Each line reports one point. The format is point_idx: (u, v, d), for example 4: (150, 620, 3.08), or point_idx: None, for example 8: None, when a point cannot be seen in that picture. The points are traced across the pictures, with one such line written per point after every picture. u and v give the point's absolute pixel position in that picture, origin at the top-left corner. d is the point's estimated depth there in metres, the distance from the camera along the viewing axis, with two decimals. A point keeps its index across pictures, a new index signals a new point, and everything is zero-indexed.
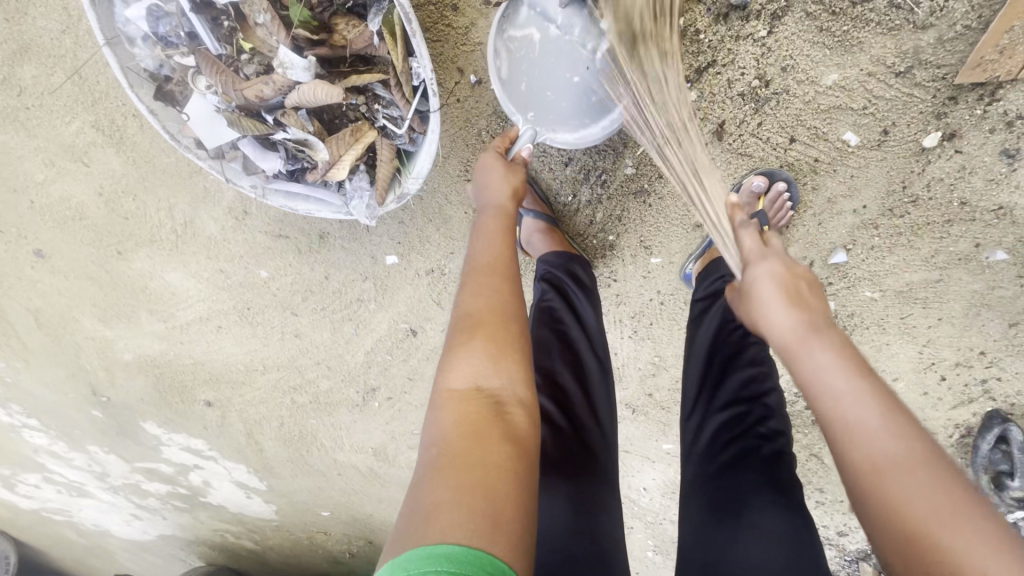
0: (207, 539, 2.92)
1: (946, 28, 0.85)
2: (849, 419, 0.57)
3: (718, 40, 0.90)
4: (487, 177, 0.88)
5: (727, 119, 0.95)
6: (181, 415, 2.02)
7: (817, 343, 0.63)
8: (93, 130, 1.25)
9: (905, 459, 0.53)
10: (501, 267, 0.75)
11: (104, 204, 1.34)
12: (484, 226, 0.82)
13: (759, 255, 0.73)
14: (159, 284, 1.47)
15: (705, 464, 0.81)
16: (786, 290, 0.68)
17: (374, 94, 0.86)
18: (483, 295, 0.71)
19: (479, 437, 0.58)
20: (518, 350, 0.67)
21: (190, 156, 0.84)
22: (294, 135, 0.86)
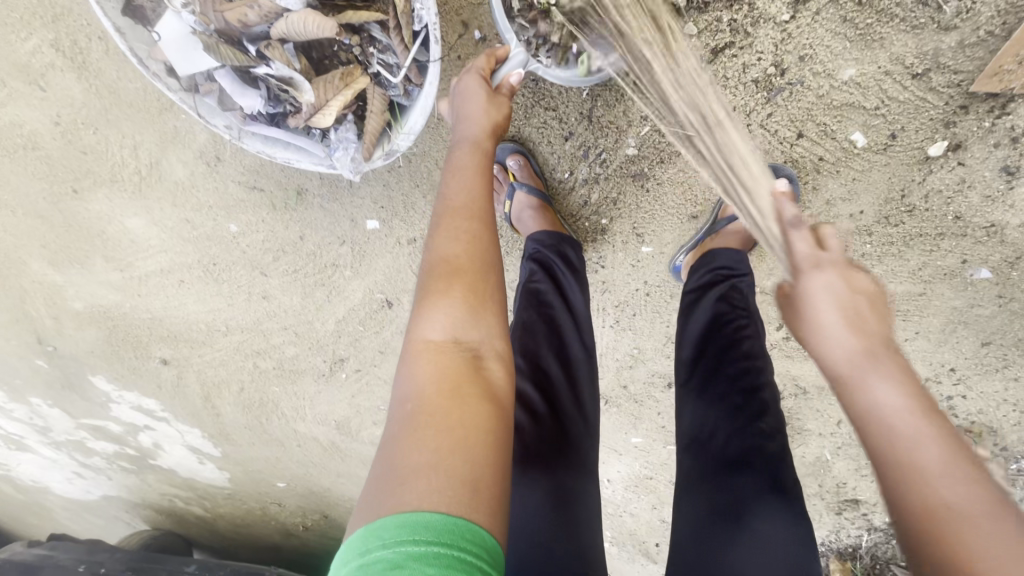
0: (153, 502, 2.82)
1: (969, 32, 0.80)
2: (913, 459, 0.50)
3: (739, 21, 0.84)
4: (467, 106, 0.79)
5: (737, 107, 0.92)
6: (133, 370, 1.96)
7: (881, 366, 0.55)
8: (52, 50, 1.11)
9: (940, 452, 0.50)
10: (480, 207, 0.68)
11: (60, 135, 1.22)
12: (460, 162, 0.74)
13: (798, 229, 0.66)
14: (118, 229, 1.41)
15: (705, 463, 0.79)
16: (844, 289, 0.61)
17: (370, 35, 0.79)
18: (458, 237, 0.65)
19: (458, 394, 0.54)
20: (496, 302, 0.63)
21: (159, 86, 0.76)
22: (278, 72, 0.79)
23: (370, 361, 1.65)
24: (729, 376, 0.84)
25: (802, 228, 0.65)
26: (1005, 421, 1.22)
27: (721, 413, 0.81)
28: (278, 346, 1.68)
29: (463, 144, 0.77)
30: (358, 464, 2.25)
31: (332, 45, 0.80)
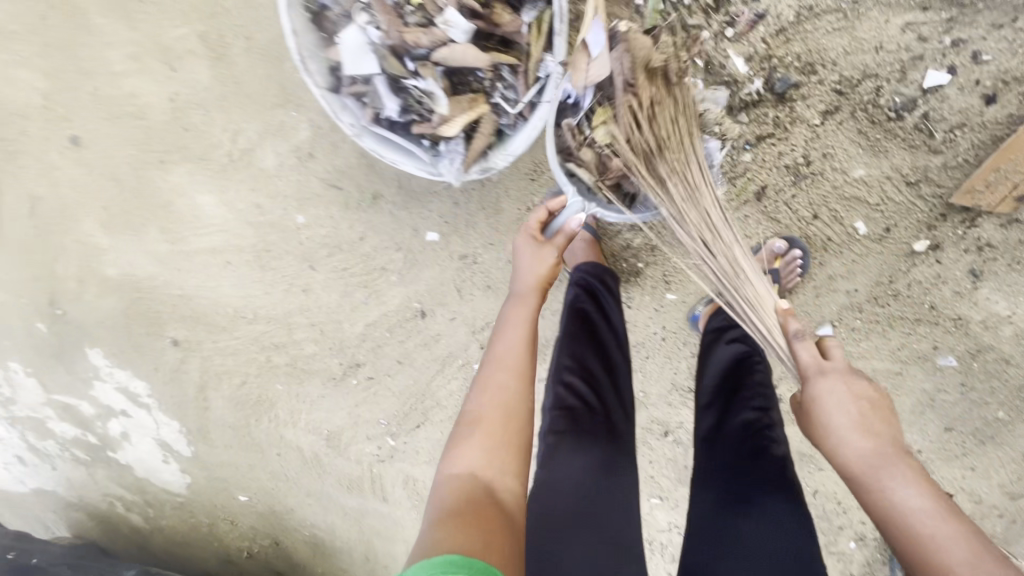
0: (93, 500, 2.64)
1: (951, 157, 1.00)
2: (925, 546, 0.70)
3: (780, 118, 1.02)
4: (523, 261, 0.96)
5: (769, 185, 1.08)
6: (136, 350, 1.95)
7: (830, 380, 0.82)
8: (198, 41, 1.27)
9: (972, 561, 0.68)
10: (519, 359, 0.86)
11: (170, 111, 1.35)
12: (509, 313, 0.92)
13: (816, 371, 0.83)
14: (186, 204, 1.51)
15: (721, 457, 0.97)
16: (860, 417, 0.79)
17: (500, 74, 0.99)
18: (497, 380, 0.84)
19: (480, 510, 0.70)
20: (521, 431, 0.80)
21: (306, 82, 0.94)
22: (426, 86, 0.99)
23: (384, 371, 1.73)
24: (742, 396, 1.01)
25: (805, 340, 0.86)
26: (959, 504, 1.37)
27: (737, 423, 0.98)
28: (298, 342, 1.74)
29: (516, 296, 0.94)
30: (333, 484, 2.23)
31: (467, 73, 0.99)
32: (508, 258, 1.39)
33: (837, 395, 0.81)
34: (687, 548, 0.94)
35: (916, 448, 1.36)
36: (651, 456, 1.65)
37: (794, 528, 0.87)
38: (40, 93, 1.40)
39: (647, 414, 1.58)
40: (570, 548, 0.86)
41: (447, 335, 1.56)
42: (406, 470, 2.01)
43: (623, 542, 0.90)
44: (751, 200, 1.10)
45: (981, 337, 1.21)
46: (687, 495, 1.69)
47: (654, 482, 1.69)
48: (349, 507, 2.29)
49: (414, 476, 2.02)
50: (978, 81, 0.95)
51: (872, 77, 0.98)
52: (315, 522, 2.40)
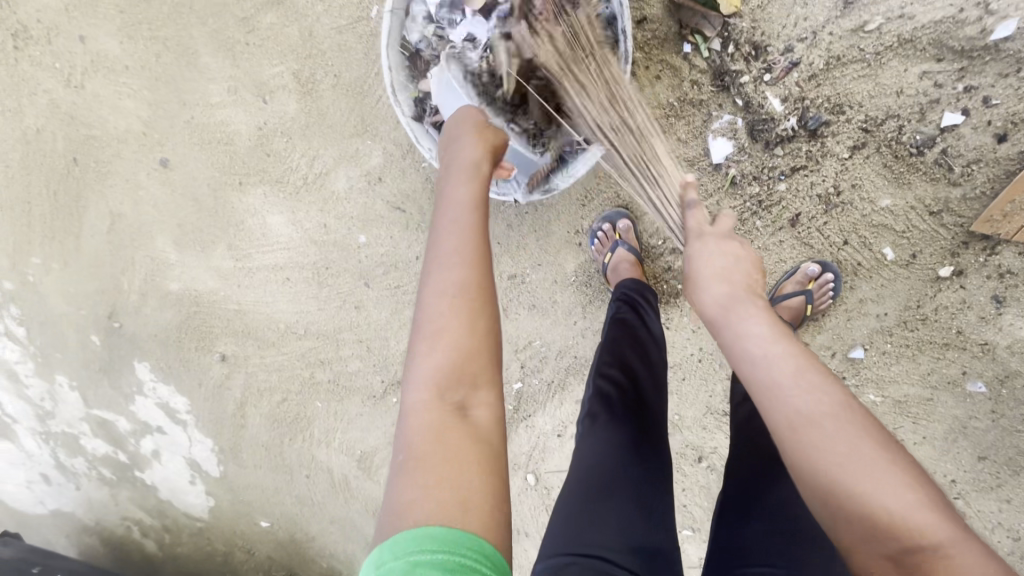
0: (111, 521, 2.64)
1: (970, 189, 1.10)
2: (783, 393, 0.69)
3: (811, 152, 1.15)
4: (462, 147, 0.90)
5: (802, 213, 1.20)
6: (188, 362, 2.05)
7: (749, 313, 0.76)
8: (291, 78, 1.41)
9: (831, 413, 0.67)
10: (469, 256, 0.78)
11: (256, 137, 1.51)
12: (451, 199, 0.84)
13: (697, 235, 0.88)
14: (257, 223, 1.65)
15: (753, 434, 1.03)
16: (724, 270, 0.82)
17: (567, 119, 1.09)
18: (440, 279, 0.77)
19: (439, 438, 0.68)
20: (472, 325, 0.75)
21: (398, 111, 1.13)
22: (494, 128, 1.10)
23: None
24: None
25: (694, 210, 0.91)
26: (992, 533, 1.40)
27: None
28: (344, 359, 1.82)
29: (455, 181, 0.86)
30: (359, 509, 2.24)
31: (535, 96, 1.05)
32: (555, 278, 1.49)
33: (757, 328, 0.75)
34: (722, 518, 0.99)
35: (950, 477, 1.41)
36: (683, 483, 1.68)
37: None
38: (141, 120, 1.59)
39: (681, 438, 1.62)
40: (612, 510, 0.91)
41: None
42: None
43: (656, 508, 0.95)
44: (784, 227, 1.23)
45: (1008, 363, 1.27)
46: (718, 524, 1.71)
47: (686, 509, 1.71)
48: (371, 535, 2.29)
49: None
50: (989, 121, 1.06)
51: (894, 118, 1.09)
52: (335, 551, 2.38)
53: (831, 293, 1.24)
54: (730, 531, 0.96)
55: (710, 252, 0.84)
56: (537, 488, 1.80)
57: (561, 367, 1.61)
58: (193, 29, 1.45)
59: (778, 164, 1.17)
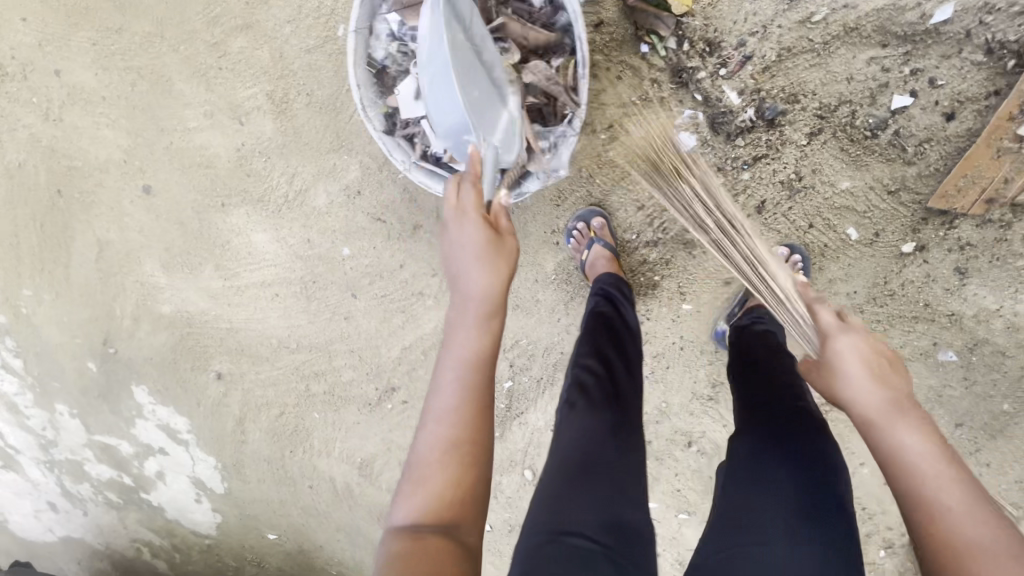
0: (122, 543, 2.68)
1: (924, 168, 1.15)
2: (945, 513, 0.71)
3: (771, 141, 1.18)
4: (474, 279, 0.84)
5: (767, 200, 1.24)
6: (186, 382, 2.07)
7: (906, 425, 0.78)
8: (265, 99, 1.44)
9: (995, 548, 0.68)
10: (460, 420, 0.77)
11: (235, 159, 1.54)
12: (456, 358, 0.80)
13: (840, 330, 0.89)
14: (243, 242, 1.68)
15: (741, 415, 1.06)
16: (872, 370, 0.83)
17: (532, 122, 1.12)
18: (443, 394, 0.79)
19: (420, 552, 0.67)
20: (470, 443, 0.76)
21: (371, 125, 1.14)
22: None
23: (418, 393, 1.83)
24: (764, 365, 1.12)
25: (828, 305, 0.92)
26: None
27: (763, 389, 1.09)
28: (338, 369, 1.86)
29: (462, 334, 0.82)
30: (362, 516, 2.27)
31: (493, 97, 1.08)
32: (537, 278, 1.52)
33: (911, 440, 0.77)
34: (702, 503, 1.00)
35: None
36: (676, 468, 1.73)
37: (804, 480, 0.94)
38: (121, 148, 1.61)
39: (670, 423, 1.66)
40: (591, 490, 0.94)
41: None
42: None
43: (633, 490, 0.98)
44: (752, 214, 1.26)
45: (976, 332, 1.32)
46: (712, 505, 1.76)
47: (681, 492, 1.77)
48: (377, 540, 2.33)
49: None
50: (937, 101, 1.10)
51: (847, 103, 1.13)
52: (345, 556, 2.42)
53: (804, 273, 1.27)
54: (710, 510, 0.96)
55: (860, 355, 0.85)
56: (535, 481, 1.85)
57: (549, 363, 1.65)
58: (166, 57, 1.48)
59: (740, 155, 1.21)
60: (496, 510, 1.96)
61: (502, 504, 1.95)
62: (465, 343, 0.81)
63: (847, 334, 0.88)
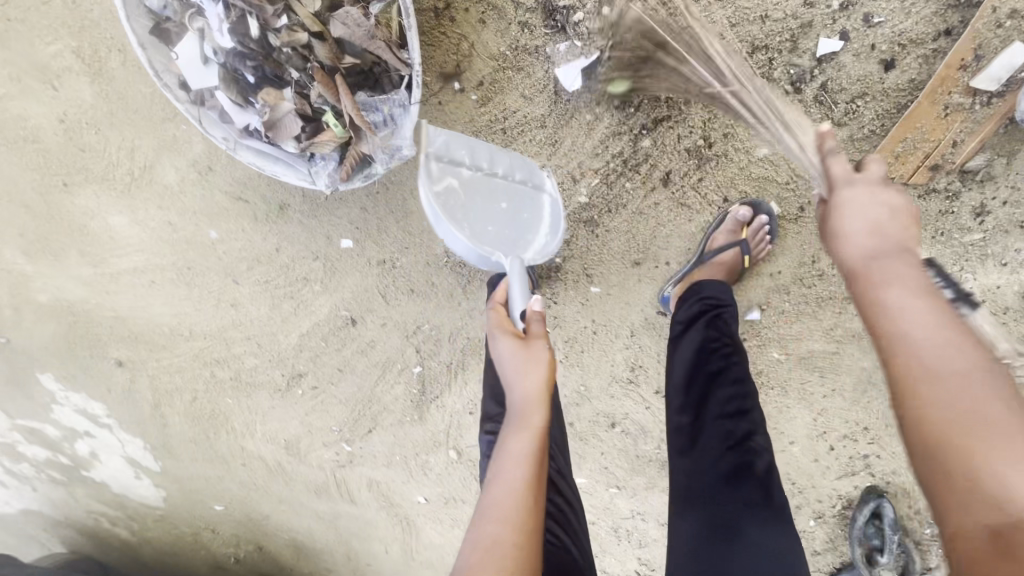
0: (73, 539, 2.49)
1: (856, 129, 0.93)
2: (905, 341, 0.59)
3: (673, 100, 0.97)
4: (523, 380, 0.79)
5: (673, 170, 1.03)
6: (86, 369, 1.89)
7: (894, 278, 0.64)
8: (72, 56, 1.23)
9: (965, 373, 0.55)
10: (518, 518, 0.68)
11: (62, 132, 1.31)
12: (512, 455, 0.73)
13: (847, 180, 0.76)
14: (100, 226, 1.47)
15: (699, 477, 0.90)
16: (874, 212, 0.72)
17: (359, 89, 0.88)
18: (497, 504, 0.69)
19: None
20: (525, 569, 0.64)
21: (168, 95, 0.86)
22: (275, 107, 0.88)
23: (327, 379, 1.67)
24: (718, 402, 0.95)
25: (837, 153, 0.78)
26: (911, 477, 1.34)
27: (719, 435, 0.92)
28: (239, 356, 1.68)
29: (520, 434, 0.75)
30: (302, 490, 1.99)
31: (303, 60, 0.86)
32: (427, 258, 1.35)
33: (902, 298, 0.62)
34: None
35: (863, 426, 1.33)
36: (601, 447, 1.60)
37: (787, 551, 0.82)
38: None
39: (592, 407, 1.53)
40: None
41: (381, 341, 1.53)
42: (369, 473, 1.87)
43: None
44: (658, 187, 1.06)
45: None
46: (647, 485, 1.63)
47: (608, 470, 1.63)
48: (322, 510, 2.01)
49: (377, 478, 1.86)
50: (873, 45, 0.88)
51: (762, 49, 0.91)
52: (294, 527, 2.11)
53: (769, 238, 1.06)
54: None
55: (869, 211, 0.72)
56: (462, 463, 1.74)
57: (457, 349, 1.49)
58: None
59: (637, 117, 1.00)
60: (430, 485, 1.84)
61: (433, 480, 1.82)
62: (518, 446, 0.74)
63: (851, 190, 0.75)
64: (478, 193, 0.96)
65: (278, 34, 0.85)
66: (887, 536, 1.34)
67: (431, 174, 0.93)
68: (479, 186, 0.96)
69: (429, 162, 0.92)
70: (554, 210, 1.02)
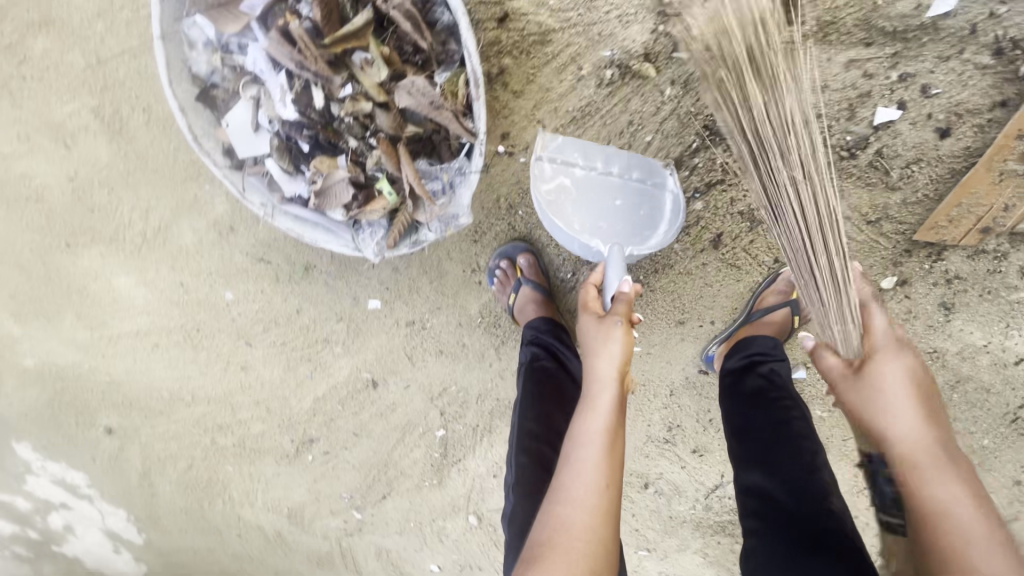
0: None
1: (910, 193, 0.95)
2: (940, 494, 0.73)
3: (728, 164, 0.98)
4: (597, 358, 0.78)
5: (724, 232, 1.04)
6: (70, 440, 1.70)
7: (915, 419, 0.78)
8: (90, 115, 1.17)
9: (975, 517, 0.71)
10: (594, 499, 0.68)
11: (71, 192, 1.24)
12: (585, 435, 0.72)
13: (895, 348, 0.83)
14: (102, 287, 1.38)
15: (777, 544, 0.83)
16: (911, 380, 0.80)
17: (417, 157, 0.85)
18: (571, 484, 0.69)
19: None
20: (597, 555, 0.65)
21: (207, 161, 0.80)
22: (326, 179, 0.85)
23: (340, 445, 1.55)
24: (786, 457, 0.88)
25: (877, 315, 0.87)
26: None
27: (792, 494, 0.85)
28: (244, 422, 1.56)
29: (593, 413, 0.74)
30: (302, 562, 1.78)
31: (364, 128, 0.83)
32: (458, 319, 1.30)
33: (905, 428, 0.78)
34: None
35: None
36: (633, 509, 1.49)
37: None
38: None
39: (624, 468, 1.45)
40: None
41: (402, 404, 1.45)
42: (378, 541, 1.69)
43: None
44: (708, 248, 1.07)
45: (958, 368, 1.13)
46: (679, 549, 1.51)
47: (638, 531, 1.51)
48: None
49: (386, 546, 1.69)
50: (930, 114, 0.89)
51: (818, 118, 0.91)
52: None
53: None
54: None
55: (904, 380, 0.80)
56: (481, 528, 1.61)
57: (485, 411, 1.42)
58: None
59: (689, 181, 1.01)
60: (445, 551, 1.67)
61: (449, 547, 1.65)
62: (592, 426, 0.73)
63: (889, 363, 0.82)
64: (593, 195, 0.98)
65: (341, 104, 0.80)
66: None
67: (539, 171, 0.98)
68: (594, 177, 0.98)
69: (542, 161, 0.97)
70: (674, 207, 0.98)
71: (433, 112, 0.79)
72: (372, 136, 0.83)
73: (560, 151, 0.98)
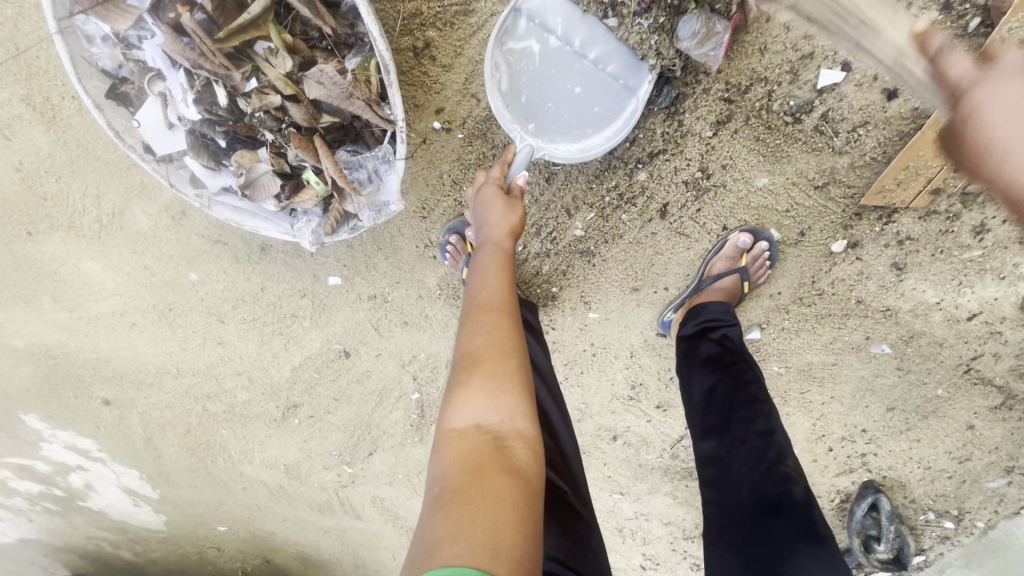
0: (77, 561, 2.30)
1: (858, 156, 0.96)
2: None
3: (670, 135, 1.00)
4: (484, 216, 0.91)
5: (670, 203, 1.06)
6: (71, 411, 1.76)
7: None
8: (20, 104, 1.18)
9: None
10: (490, 303, 0.80)
11: (20, 181, 1.26)
12: (479, 276, 0.85)
13: None
14: (71, 272, 1.40)
15: (737, 508, 0.86)
16: None
17: (340, 145, 0.84)
18: (472, 313, 0.80)
19: (478, 469, 0.63)
20: (506, 345, 0.76)
21: (133, 157, 0.80)
22: (247, 172, 0.83)
23: (324, 409, 1.61)
24: (742, 425, 0.92)
25: None
26: (917, 484, 1.29)
27: (747, 460, 0.89)
28: (230, 391, 1.62)
29: (485, 262, 0.87)
30: (305, 509, 1.86)
31: (277, 122, 0.81)
32: (418, 292, 1.32)
33: None
34: None
35: (860, 427, 1.28)
36: (604, 459, 1.49)
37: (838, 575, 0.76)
38: None
39: (593, 422, 1.44)
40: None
41: (377, 371, 1.48)
42: (372, 491, 1.77)
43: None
44: (654, 219, 1.09)
45: (912, 324, 1.12)
46: (659, 499, 1.52)
47: (612, 478, 1.51)
48: (326, 525, 1.90)
49: (381, 495, 1.77)
50: (876, 75, 0.90)
51: (762, 81, 0.93)
52: (300, 541, 1.99)
53: (768, 261, 1.07)
54: None
55: None
56: None
57: None
58: None
59: (633, 151, 1.03)
60: None
61: None
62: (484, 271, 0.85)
63: None
64: (554, 67, 0.92)
65: (248, 99, 0.79)
66: (884, 528, 1.28)
67: (511, 24, 0.90)
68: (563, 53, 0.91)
69: (518, 16, 0.89)
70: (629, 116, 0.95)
71: (346, 97, 0.77)
72: (286, 129, 0.82)
73: (542, 10, 0.90)
